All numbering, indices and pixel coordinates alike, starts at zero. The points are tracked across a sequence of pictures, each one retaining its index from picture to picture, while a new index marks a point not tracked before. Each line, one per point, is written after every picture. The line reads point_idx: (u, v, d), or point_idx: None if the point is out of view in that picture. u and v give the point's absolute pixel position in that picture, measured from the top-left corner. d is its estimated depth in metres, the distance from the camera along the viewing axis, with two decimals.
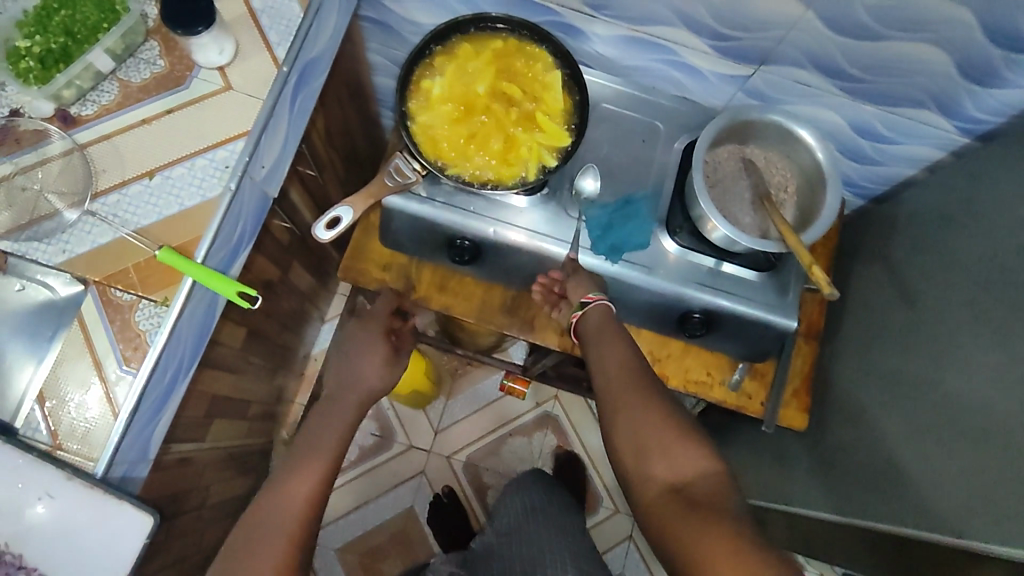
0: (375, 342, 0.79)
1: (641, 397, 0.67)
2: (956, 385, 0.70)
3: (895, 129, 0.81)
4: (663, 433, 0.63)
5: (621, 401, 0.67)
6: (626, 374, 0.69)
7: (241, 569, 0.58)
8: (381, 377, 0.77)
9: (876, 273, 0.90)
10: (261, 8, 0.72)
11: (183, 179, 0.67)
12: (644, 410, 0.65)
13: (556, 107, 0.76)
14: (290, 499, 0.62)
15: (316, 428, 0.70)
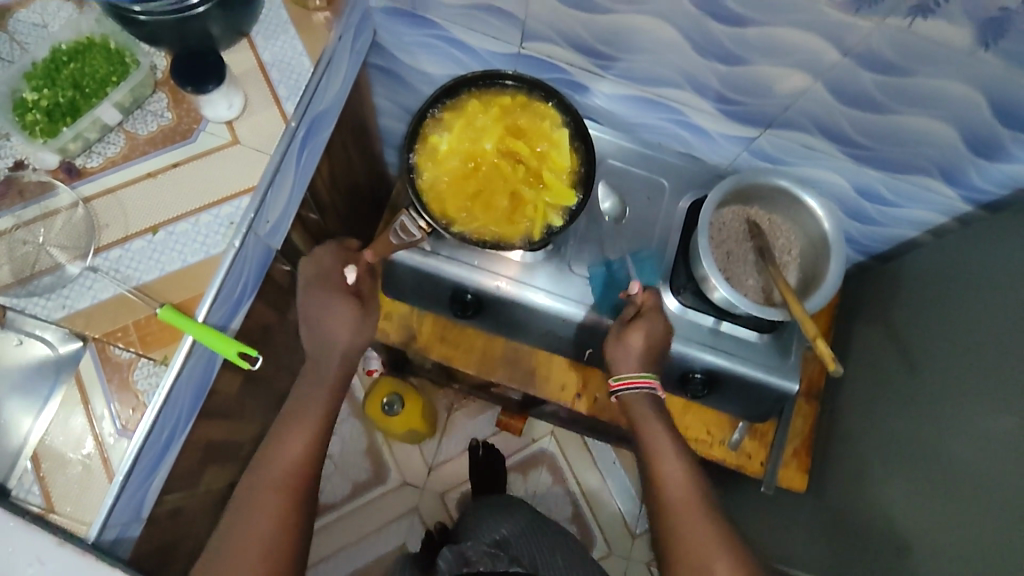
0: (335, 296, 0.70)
1: (703, 524, 0.63)
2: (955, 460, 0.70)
3: (899, 194, 0.82)
4: (731, 569, 0.60)
5: (686, 533, 0.63)
6: (691, 504, 0.65)
7: (236, 529, 0.63)
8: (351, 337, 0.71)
9: (879, 335, 0.89)
10: (271, 61, 0.72)
11: (186, 235, 0.66)
12: (711, 546, 0.62)
13: (563, 166, 0.76)
14: (255, 532, 0.62)
15: (276, 442, 0.68)
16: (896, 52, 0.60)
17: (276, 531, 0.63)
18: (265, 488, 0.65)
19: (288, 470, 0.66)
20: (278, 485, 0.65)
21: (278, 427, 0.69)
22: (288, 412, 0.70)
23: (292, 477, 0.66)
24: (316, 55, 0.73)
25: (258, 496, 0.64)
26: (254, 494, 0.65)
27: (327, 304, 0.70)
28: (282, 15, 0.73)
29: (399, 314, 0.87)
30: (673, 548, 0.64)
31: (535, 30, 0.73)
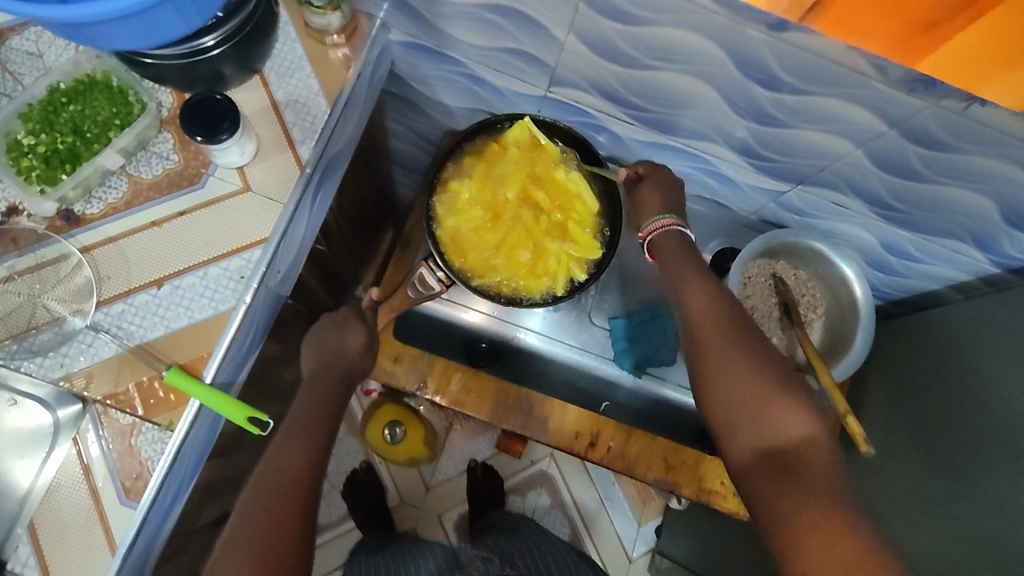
0: (349, 321, 0.71)
1: (732, 343, 0.54)
2: (968, 523, 0.69)
3: (926, 252, 0.80)
4: (759, 391, 0.51)
5: (713, 348, 0.54)
6: (711, 305, 0.56)
7: (241, 536, 0.53)
8: (362, 353, 0.71)
9: (899, 387, 0.88)
10: (285, 101, 0.68)
11: (193, 289, 0.62)
12: (740, 366, 0.52)
13: (590, 217, 0.73)
14: (263, 524, 0.54)
15: (274, 453, 0.58)
16: (944, 129, 0.57)
17: (272, 543, 0.53)
18: (263, 499, 0.55)
19: (291, 479, 0.57)
20: (280, 495, 0.56)
21: (279, 436, 0.60)
22: (292, 419, 0.61)
23: (294, 487, 0.57)
24: (332, 94, 0.69)
25: (258, 509, 0.55)
26: (251, 505, 0.55)
27: (343, 329, 0.70)
28: (297, 50, 0.69)
29: (409, 356, 0.82)
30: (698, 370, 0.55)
31: (563, 76, 0.70)
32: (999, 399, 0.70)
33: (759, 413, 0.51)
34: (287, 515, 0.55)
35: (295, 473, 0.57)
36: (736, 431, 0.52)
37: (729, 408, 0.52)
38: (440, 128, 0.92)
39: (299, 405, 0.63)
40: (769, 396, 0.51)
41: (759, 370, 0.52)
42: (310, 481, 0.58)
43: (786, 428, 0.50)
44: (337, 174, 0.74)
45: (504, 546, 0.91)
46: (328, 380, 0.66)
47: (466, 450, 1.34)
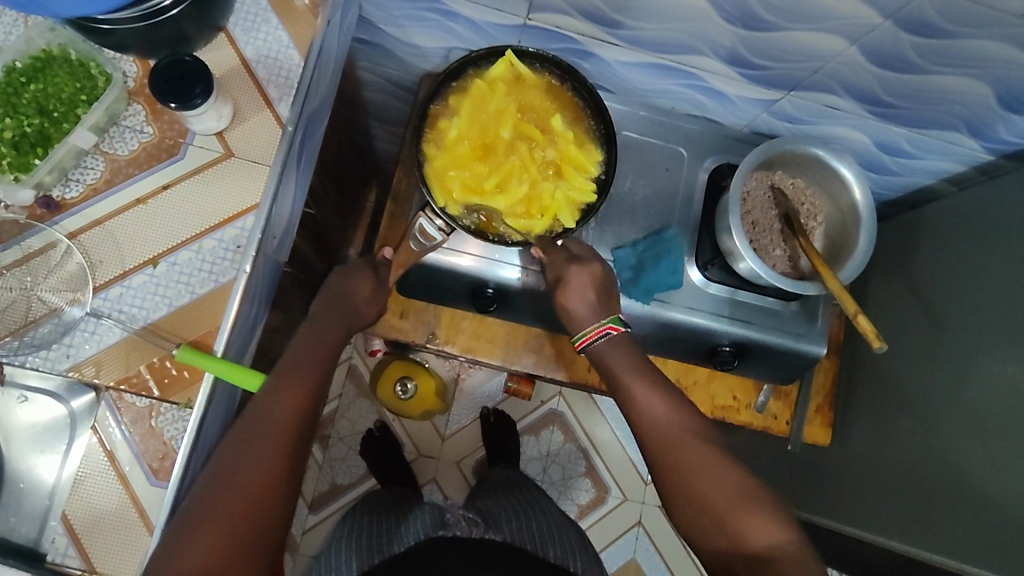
0: (359, 268, 0.71)
1: (699, 455, 0.63)
2: (976, 403, 0.71)
3: (920, 147, 0.79)
4: (726, 501, 0.60)
5: (680, 465, 0.63)
6: (674, 421, 0.66)
7: (226, 478, 0.53)
8: (371, 308, 0.70)
9: (898, 285, 0.89)
10: (255, 57, 0.65)
11: (190, 264, 0.61)
12: (706, 473, 0.61)
13: (586, 157, 0.70)
14: (252, 471, 0.53)
15: (264, 394, 0.57)
16: (940, 15, 0.56)
17: (256, 493, 0.53)
18: (249, 448, 0.54)
19: (280, 430, 0.56)
20: (266, 445, 0.55)
21: (270, 380, 0.58)
22: (286, 365, 0.60)
23: (281, 438, 0.55)
24: (304, 45, 0.65)
25: (240, 456, 0.54)
26: (236, 444, 0.55)
27: (351, 278, 0.70)
28: (261, 2, 0.65)
29: (415, 311, 0.84)
30: (672, 486, 0.63)
31: (542, 0, 0.67)
32: (1002, 284, 0.71)
33: (727, 518, 0.59)
34: (274, 466, 0.54)
35: (285, 421, 0.56)
36: (709, 539, 0.60)
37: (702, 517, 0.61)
38: (415, 72, 0.88)
39: (293, 353, 0.61)
40: (734, 504, 0.60)
41: (725, 477, 0.61)
42: (299, 432, 0.57)
43: (754, 530, 0.58)
44: (319, 131, 0.71)
45: (491, 511, 0.87)
46: (337, 337, 0.65)
47: (476, 399, 1.36)
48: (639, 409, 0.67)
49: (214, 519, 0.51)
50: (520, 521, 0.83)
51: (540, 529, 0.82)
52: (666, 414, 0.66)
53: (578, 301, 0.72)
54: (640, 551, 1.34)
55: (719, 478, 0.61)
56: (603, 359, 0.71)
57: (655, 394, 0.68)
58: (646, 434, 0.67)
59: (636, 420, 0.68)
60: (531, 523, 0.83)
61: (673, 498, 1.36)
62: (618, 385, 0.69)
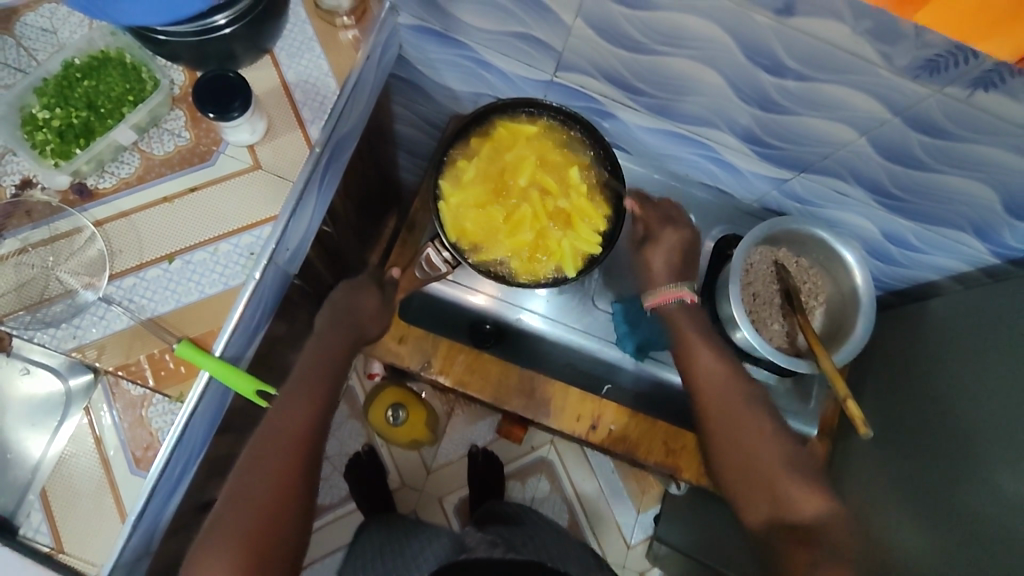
0: (368, 287, 0.74)
1: (755, 428, 0.64)
2: (969, 504, 0.69)
3: (926, 242, 0.81)
4: (774, 470, 0.62)
5: (735, 429, 0.65)
6: (734, 407, 0.66)
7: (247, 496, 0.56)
8: (376, 323, 0.73)
9: (899, 376, 0.88)
10: (295, 81, 0.69)
11: (204, 264, 0.63)
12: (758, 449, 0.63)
13: (594, 210, 0.74)
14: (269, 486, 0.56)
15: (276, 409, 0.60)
16: (947, 117, 0.59)
17: (271, 505, 0.56)
18: (264, 462, 0.57)
19: (288, 448, 0.58)
20: (280, 459, 0.58)
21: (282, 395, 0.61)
22: (298, 376, 0.63)
23: (293, 452, 0.58)
24: (342, 75, 0.70)
25: (256, 473, 0.57)
26: (253, 459, 0.58)
27: (357, 292, 0.73)
28: (307, 31, 0.70)
29: (413, 337, 0.83)
30: (731, 481, 0.64)
31: (570, 61, 0.71)
32: (995, 384, 0.71)
33: (780, 486, 0.61)
34: (284, 479, 0.57)
35: (296, 438, 0.59)
36: (754, 499, 0.62)
37: (756, 460, 0.63)
38: (446, 112, 0.92)
39: (300, 366, 0.64)
40: (777, 471, 0.62)
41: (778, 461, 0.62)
42: (304, 446, 0.59)
43: (797, 494, 0.60)
44: (345, 154, 0.74)
45: (508, 535, 0.87)
46: (337, 341, 0.68)
47: (466, 437, 1.36)
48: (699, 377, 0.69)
49: (237, 536, 0.54)
50: (539, 550, 0.83)
51: (558, 549, 0.86)
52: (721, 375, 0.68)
53: (660, 259, 0.74)
54: None
55: (772, 452, 0.63)
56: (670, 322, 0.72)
57: (715, 354, 0.70)
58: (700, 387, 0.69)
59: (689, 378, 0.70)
60: (549, 542, 0.87)
61: (655, 566, 1.34)
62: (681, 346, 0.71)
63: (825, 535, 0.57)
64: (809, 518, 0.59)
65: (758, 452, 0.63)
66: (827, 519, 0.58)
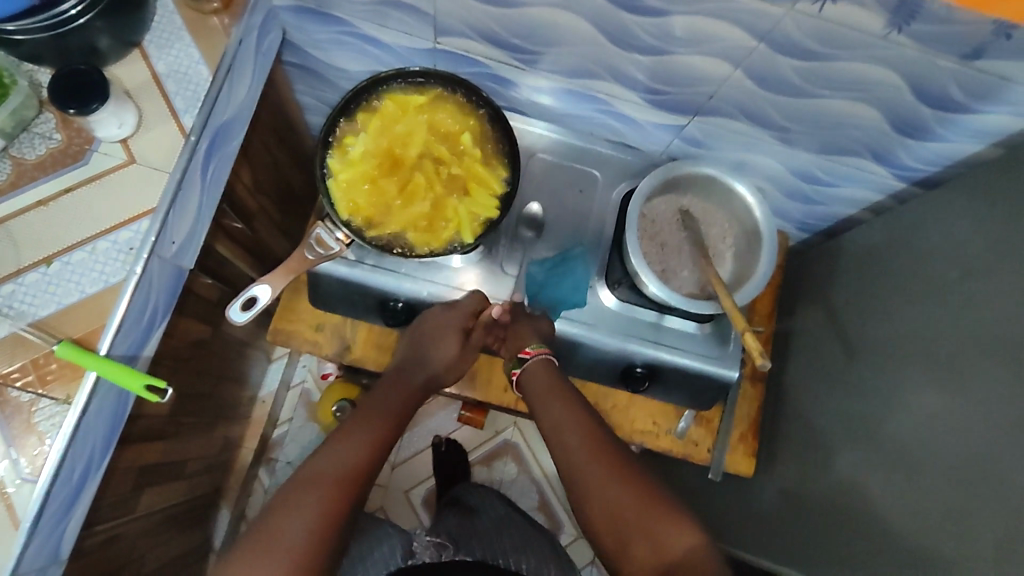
0: (445, 331, 0.73)
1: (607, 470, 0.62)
2: (891, 429, 0.68)
3: (834, 175, 0.80)
4: (640, 517, 0.58)
5: (588, 480, 0.62)
6: (589, 449, 0.64)
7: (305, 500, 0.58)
8: (449, 366, 0.74)
9: (825, 312, 0.86)
10: (166, 71, 0.68)
11: (84, 264, 0.63)
12: (610, 488, 0.61)
13: (488, 173, 0.73)
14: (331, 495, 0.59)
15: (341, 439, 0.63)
16: (812, 38, 0.58)
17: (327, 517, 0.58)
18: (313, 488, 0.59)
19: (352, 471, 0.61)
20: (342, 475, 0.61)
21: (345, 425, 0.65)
22: (362, 411, 0.67)
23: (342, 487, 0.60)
24: (214, 62, 0.69)
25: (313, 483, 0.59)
26: (311, 471, 0.60)
27: (439, 338, 0.73)
28: (175, 21, 0.70)
29: (330, 325, 0.83)
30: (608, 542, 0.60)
31: (446, 25, 0.70)
32: (906, 307, 0.70)
33: (640, 529, 0.58)
34: (331, 512, 0.58)
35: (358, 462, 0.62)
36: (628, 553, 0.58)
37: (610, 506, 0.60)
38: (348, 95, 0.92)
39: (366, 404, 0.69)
40: (636, 516, 0.59)
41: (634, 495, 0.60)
42: (356, 484, 0.61)
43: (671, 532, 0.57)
44: (233, 144, 0.73)
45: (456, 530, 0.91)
46: (409, 396, 0.71)
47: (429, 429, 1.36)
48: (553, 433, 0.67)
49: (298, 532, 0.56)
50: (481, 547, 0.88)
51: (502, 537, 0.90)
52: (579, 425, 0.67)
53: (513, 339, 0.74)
54: None
55: (639, 508, 0.59)
56: (528, 378, 0.72)
57: (570, 407, 0.69)
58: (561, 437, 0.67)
59: (550, 431, 0.68)
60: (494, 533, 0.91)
61: None
62: (540, 404, 0.70)
63: None
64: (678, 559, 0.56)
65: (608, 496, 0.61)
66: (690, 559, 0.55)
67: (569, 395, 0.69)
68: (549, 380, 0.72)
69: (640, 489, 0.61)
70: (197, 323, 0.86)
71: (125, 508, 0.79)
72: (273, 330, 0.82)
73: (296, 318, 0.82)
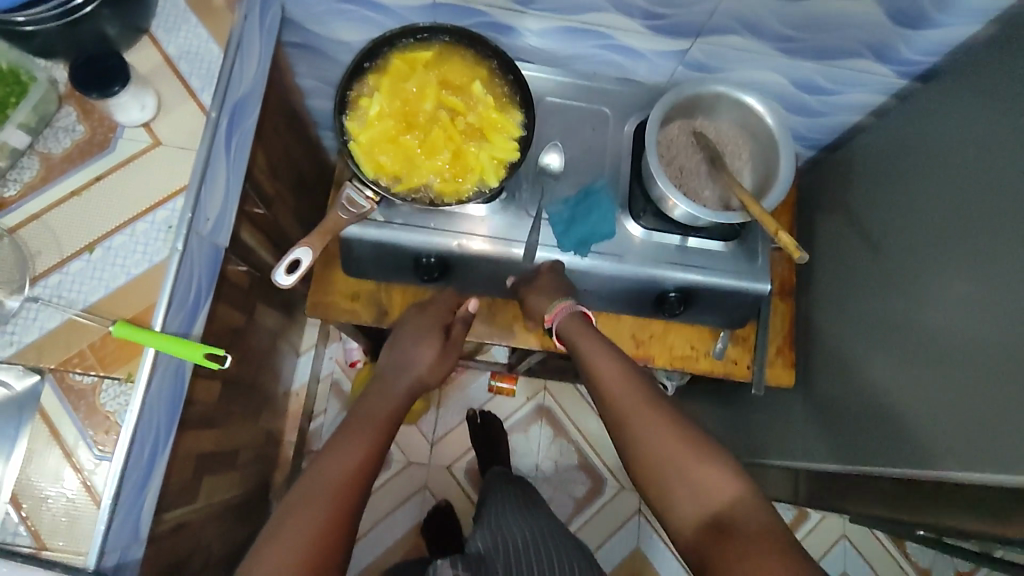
0: (432, 331, 0.77)
1: (648, 416, 0.64)
2: (927, 310, 0.70)
3: (837, 81, 0.81)
4: (681, 458, 0.60)
5: (633, 425, 0.64)
6: (630, 393, 0.66)
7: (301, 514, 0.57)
8: (433, 370, 0.75)
9: (841, 221, 0.88)
10: (177, 54, 0.69)
11: (125, 247, 0.63)
12: (660, 429, 0.62)
13: (506, 118, 0.74)
14: (326, 503, 0.58)
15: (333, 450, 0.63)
16: None
17: (327, 524, 0.57)
18: (317, 491, 0.59)
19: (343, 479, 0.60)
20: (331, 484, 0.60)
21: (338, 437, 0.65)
22: (351, 423, 0.67)
23: (340, 495, 0.59)
24: (224, 39, 0.70)
25: (310, 495, 0.58)
26: (308, 485, 0.60)
27: (423, 339, 0.76)
28: (180, 4, 0.70)
29: (366, 293, 0.84)
30: (653, 489, 0.62)
31: None
32: (925, 195, 0.72)
33: (691, 471, 0.59)
34: (334, 518, 0.58)
35: (352, 469, 0.61)
36: (679, 496, 0.60)
37: (657, 449, 0.61)
38: None
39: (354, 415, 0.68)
40: (684, 459, 0.60)
41: (685, 439, 0.61)
42: (355, 491, 0.61)
43: (712, 483, 0.58)
44: (249, 120, 0.74)
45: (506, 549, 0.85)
46: (398, 400, 0.71)
47: (464, 403, 1.37)
48: (595, 376, 0.69)
49: (301, 540, 0.55)
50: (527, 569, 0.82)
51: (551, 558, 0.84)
52: (616, 373, 0.68)
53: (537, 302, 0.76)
54: (643, 538, 1.35)
55: (686, 453, 0.60)
56: (567, 333, 0.74)
57: (612, 356, 0.70)
58: (602, 393, 0.68)
59: (589, 382, 0.70)
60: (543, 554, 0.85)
61: None
62: (578, 355, 0.72)
63: (743, 518, 0.55)
64: (728, 503, 0.57)
65: (660, 436, 0.62)
66: (736, 501, 0.57)
67: (608, 346, 0.71)
68: (586, 335, 0.73)
69: (684, 435, 0.62)
70: (232, 309, 0.87)
71: (187, 495, 0.80)
72: (311, 304, 0.83)
73: (330, 289, 0.83)
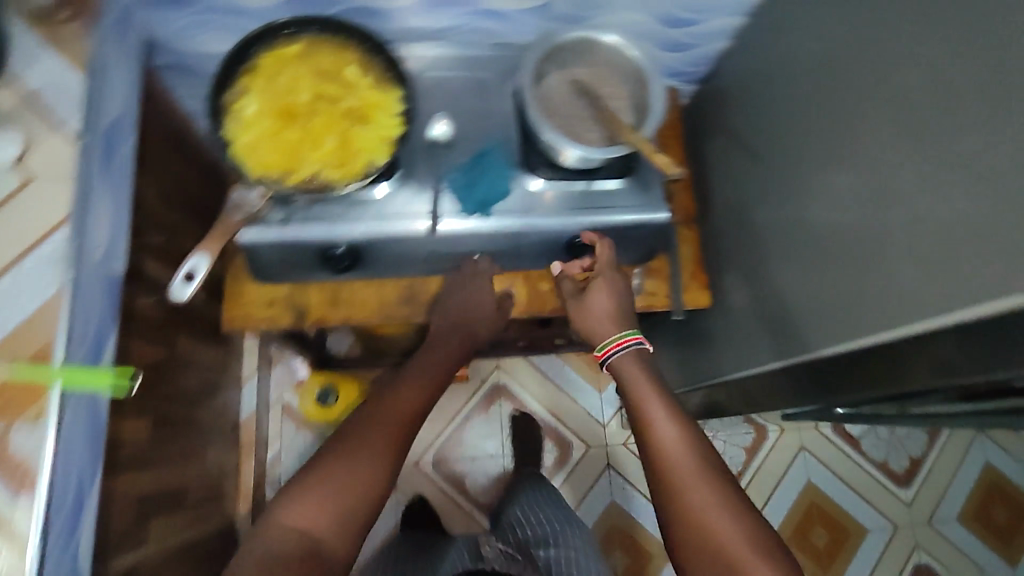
0: (484, 290, 0.86)
1: (708, 498, 0.69)
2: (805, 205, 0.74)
3: (694, 11, 0.85)
4: (739, 547, 0.65)
5: (696, 500, 0.69)
6: (694, 469, 0.72)
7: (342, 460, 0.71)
8: (486, 327, 0.87)
9: (726, 145, 0.92)
10: (39, 85, 0.68)
11: (14, 287, 0.62)
12: (714, 511, 0.68)
13: (384, 96, 0.74)
14: (363, 462, 0.71)
15: (371, 417, 0.76)
16: None
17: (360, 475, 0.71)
18: (356, 446, 0.72)
19: (385, 435, 0.74)
20: (370, 443, 0.73)
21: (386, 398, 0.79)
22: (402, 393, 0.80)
23: (380, 451, 0.73)
24: (82, 65, 0.69)
25: (354, 453, 0.72)
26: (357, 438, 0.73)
27: (465, 292, 0.85)
28: (28, 35, 0.68)
29: (282, 297, 0.84)
30: (699, 557, 0.67)
31: None
32: (786, 101, 0.76)
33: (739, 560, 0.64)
34: (367, 471, 0.71)
35: (389, 427, 0.75)
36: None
37: (716, 532, 0.66)
38: None
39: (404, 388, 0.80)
40: (739, 546, 0.65)
41: (743, 529, 0.66)
42: (395, 446, 0.74)
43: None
44: (126, 144, 0.72)
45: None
46: (435, 377, 0.83)
47: None
48: (656, 435, 0.75)
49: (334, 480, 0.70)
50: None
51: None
52: (677, 441, 0.74)
53: (600, 303, 0.84)
54: (616, 492, 1.37)
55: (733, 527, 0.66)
56: (625, 375, 0.81)
57: (677, 426, 0.76)
58: (657, 449, 0.74)
59: (651, 448, 0.75)
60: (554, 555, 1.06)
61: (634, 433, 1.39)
62: (640, 412, 0.78)
63: None
64: None
65: (712, 521, 0.67)
66: None
67: (678, 415, 0.77)
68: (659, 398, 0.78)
69: (752, 522, 0.67)
70: (150, 343, 0.85)
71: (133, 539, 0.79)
72: (228, 318, 0.83)
73: (244, 300, 0.83)
